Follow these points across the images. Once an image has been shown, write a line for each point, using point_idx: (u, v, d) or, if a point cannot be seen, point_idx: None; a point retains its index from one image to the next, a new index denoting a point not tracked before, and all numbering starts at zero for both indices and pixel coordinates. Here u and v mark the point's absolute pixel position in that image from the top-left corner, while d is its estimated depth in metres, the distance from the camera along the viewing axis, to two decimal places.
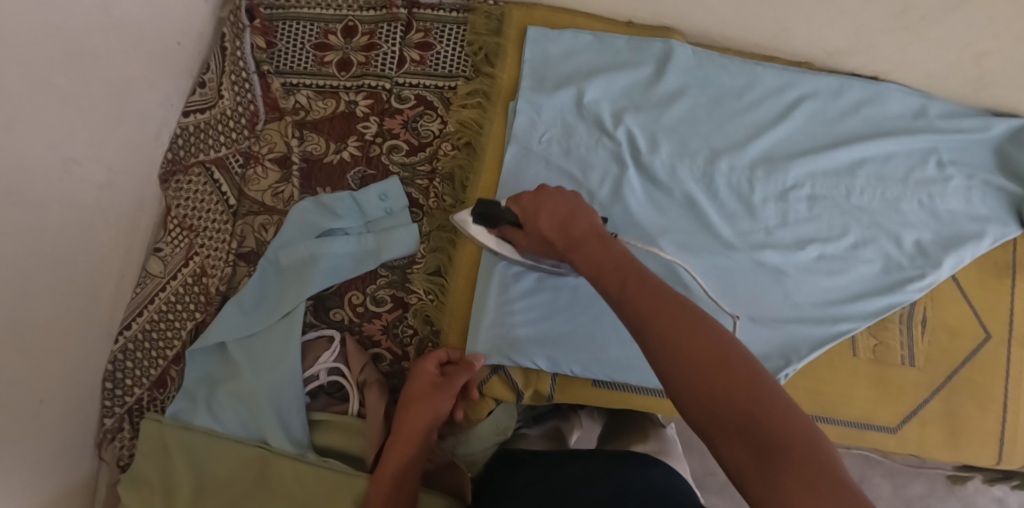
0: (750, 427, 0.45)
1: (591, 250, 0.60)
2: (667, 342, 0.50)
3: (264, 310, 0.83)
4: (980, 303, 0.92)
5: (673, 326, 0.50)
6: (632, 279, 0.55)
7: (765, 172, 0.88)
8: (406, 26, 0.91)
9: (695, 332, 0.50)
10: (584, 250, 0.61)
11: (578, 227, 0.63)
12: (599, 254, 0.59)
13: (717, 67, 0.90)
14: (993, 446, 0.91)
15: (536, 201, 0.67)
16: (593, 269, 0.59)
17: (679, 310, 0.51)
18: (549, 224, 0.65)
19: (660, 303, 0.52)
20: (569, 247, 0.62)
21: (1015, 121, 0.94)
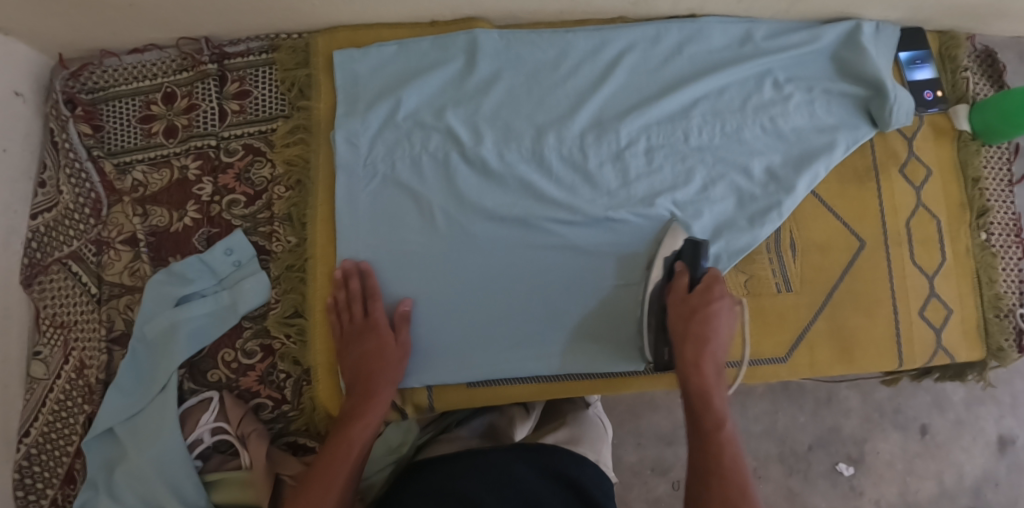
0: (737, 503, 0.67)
1: (706, 372, 0.76)
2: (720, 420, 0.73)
3: (144, 387, 0.85)
4: (846, 213, 0.92)
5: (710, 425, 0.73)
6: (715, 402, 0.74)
7: (598, 136, 0.88)
8: (219, 79, 0.92)
9: (722, 449, 0.71)
10: (703, 369, 0.76)
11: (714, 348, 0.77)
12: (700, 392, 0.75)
13: (526, 43, 0.90)
14: (891, 350, 0.91)
15: (704, 299, 0.78)
16: (686, 386, 0.76)
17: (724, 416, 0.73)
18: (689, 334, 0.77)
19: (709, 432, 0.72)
20: (694, 364, 0.76)
21: (841, 25, 0.94)
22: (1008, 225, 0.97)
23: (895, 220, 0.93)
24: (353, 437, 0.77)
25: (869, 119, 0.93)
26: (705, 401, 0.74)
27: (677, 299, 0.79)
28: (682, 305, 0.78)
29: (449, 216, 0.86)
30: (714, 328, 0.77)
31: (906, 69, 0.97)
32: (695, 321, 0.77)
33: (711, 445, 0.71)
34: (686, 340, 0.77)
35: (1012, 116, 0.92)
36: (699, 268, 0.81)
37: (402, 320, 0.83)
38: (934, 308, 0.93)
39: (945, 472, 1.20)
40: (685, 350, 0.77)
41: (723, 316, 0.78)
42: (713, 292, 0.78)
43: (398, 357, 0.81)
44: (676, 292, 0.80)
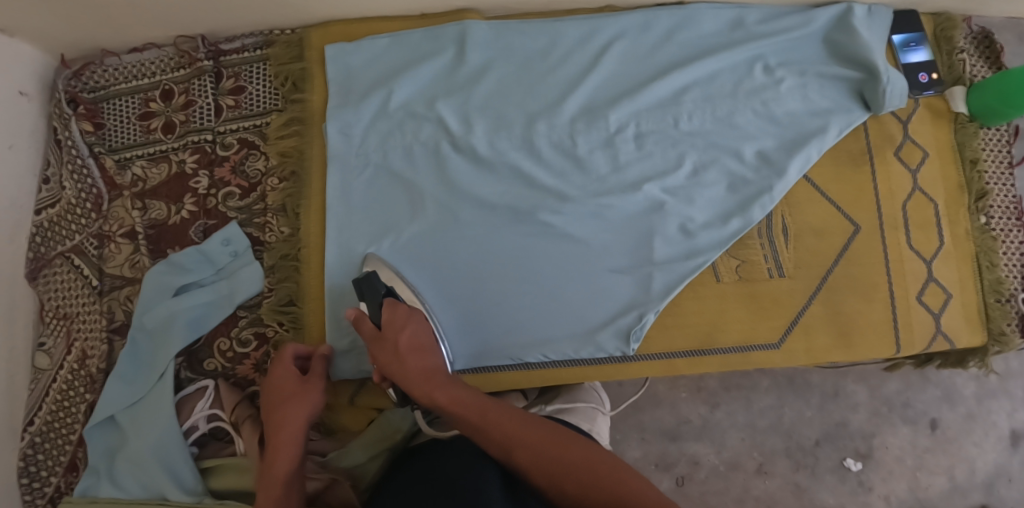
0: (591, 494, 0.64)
1: (439, 386, 0.74)
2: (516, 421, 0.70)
3: (143, 376, 0.87)
4: (839, 196, 0.91)
5: (522, 428, 0.70)
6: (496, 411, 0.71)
7: (588, 123, 0.88)
8: (215, 76, 0.94)
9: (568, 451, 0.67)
10: (435, 380, 0.74)
11: (423, 363, 0.76)
12: (452, 403, 0.72)
13: (515, 33, 0.91)
14: (888, 336, 0.89)
15: (399, 323, 0.78)
16: (432, 403, 0.73)
17: (515, 417, 0.71)
18: (402, 358, 0.76)
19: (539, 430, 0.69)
20: (424, 381, 0.74)
21: (834, 9, 0.93)
22: (1007, 207, 0.96)
23: (891, 203, 0.92)
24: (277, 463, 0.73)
25: (863, 103, 0.92)
26: (461, 408, 0.72)
27: (369, 339, 0.78)
28: (377, 344, 0.77)
29: (441, 206, 0.87)
30: (425, 347, 0.78)
31: (901, 52, 0.96)
32: (400, 352, 0.76)
33: (542, 443, 0.68)
34: (408, 357, 0.76)
35: (1010, 96, 0.90)
36: (378, 300, 0.80)
37: (322, 360, 0.81)
38: (932, 292, 0.91)
39: (956, 467, 1.17)
40: (407, 371, 0.75)
41: (422, 333, 0.78)
42: (400, 321, 0.78)
43: (302, 395, 0.78)
44: (365, 333, 0.78)
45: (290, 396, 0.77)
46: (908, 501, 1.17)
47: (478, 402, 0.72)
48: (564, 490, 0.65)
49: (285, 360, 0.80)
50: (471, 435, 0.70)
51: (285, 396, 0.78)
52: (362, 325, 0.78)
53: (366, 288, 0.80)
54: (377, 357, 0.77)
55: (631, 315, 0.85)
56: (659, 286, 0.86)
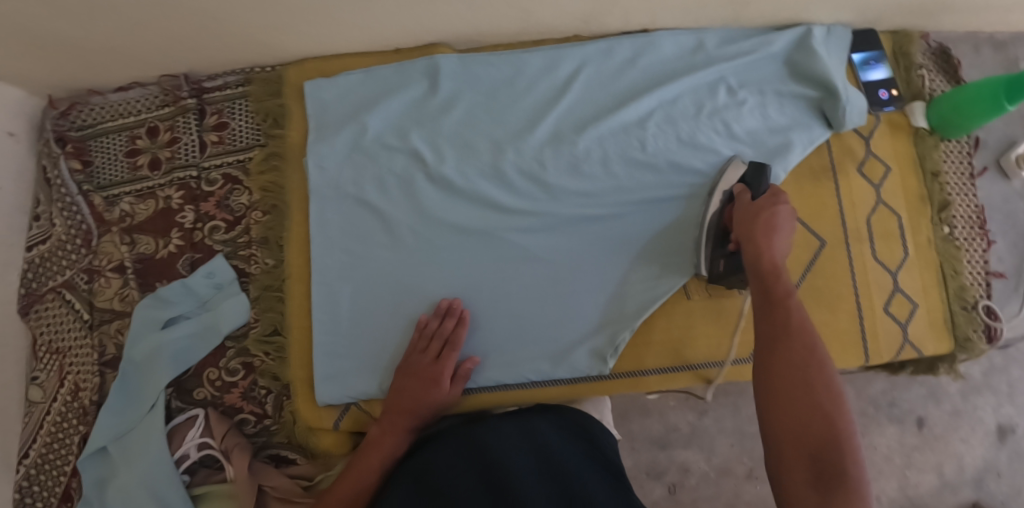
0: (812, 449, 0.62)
1: (791, 292, 0.71)
2: (811, 340, 0.67)
3: (133, 406, 0.89)
4: (802, 210, 0.93)
5: (814, 354, 0.67)
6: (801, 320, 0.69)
7: (558, 149, 0.91)
8: (198, 113, 0.98)
9: (811, 386, 0.65)
10: (781, 277, 0.72)
11: (778, 251, 0.74)
12: (778, 303, 0.70)
13: (484, 63, 0.94)
14: (857, 345, 0.92)
15: (755, 213, 0.77)
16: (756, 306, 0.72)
17: (811, 330, 0.68)
18: (761, 234, 0.75)
19: (809, 353, 0.67)
20: (771, 271, 0.72)
21: (794, 31, 0.96)
22: (970, 217, 1.00)
23: (856, 216, 0.94)
24: (368, 465, 0.79)
25: (825, 120, 0.95)
26: (773, 313, 0.70)
27: (742, 204, 0.80)
28: (744, 212, 0.79)
29: (419, 235, 0.90)
30: (779, 227, 0.76)
31: (860, 70, 0.99)
32: (759, 223, 0.76)
33: (810, 386, 0.65)
34: (760, 231, 0.75)
35: (964, 108, 0.94)
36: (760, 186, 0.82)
37: (462, 375, 0.84)
38: (897, 302, 0.94)
39: (945, 464, 1.20)
40: (754, 238, 0.75)
41: (783, 220, 0.76)
42: (762, 205, 0.77)
43: (434, 399, 0.83)
44: (739, 204, 0.81)
45: (421, 392, 0.82)
46: (898, 499, 1.19)
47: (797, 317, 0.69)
48: (780, 414, 0.65)
49: (438, 346, 0.84)
50: (760, 326, 0.70)
51: (430, 388, 0.83)
52: (741, 193, 0.82)
53: (757, 177, 0.83)
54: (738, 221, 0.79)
55: (603, 337, 0.87)
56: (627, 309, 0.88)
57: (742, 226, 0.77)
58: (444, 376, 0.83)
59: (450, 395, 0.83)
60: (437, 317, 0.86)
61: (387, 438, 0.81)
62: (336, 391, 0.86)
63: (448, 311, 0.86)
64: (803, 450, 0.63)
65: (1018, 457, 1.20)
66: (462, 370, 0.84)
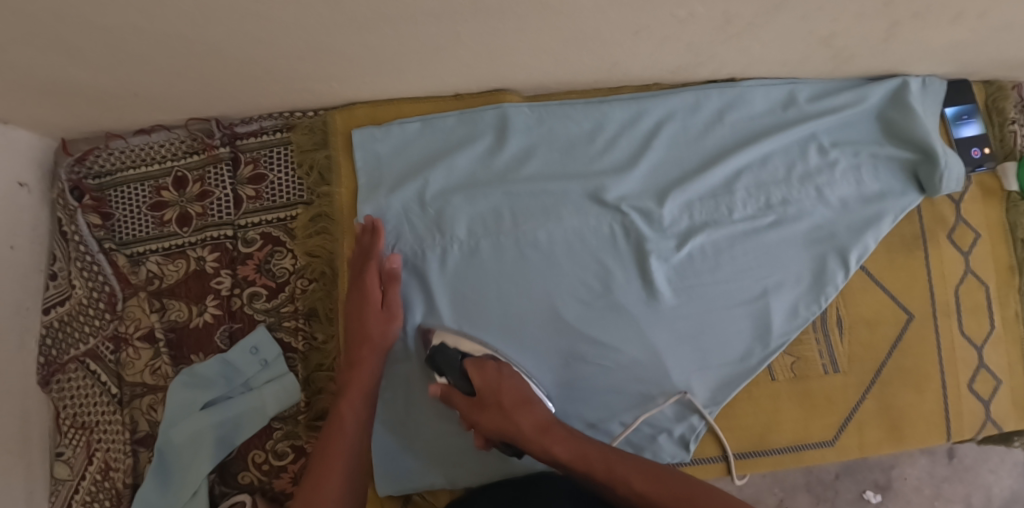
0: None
1: (557, 438, 0.75)
2: (635, 473, 0.73)
3: (173, 492, 0.82)
4: (893, 285, 0.88)
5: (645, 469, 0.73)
6: (599, 465, 0.73)
7: (640, 216, 0.84)
8: (232, 162, 0.88)
9: (670, 488, 0.72)
10: (550, 436, 0.75)
11: (527, 420, 0.75)
12: (559, 442, 0.74)
13: (558, 116, 0.85)
14: (940, 425, 0.88)
15: (486, 380, 0.77)
16: (552, 458, 0.74)
17: (634, 461, 0.74)
18: (490, 414, 0.76)
19: (635, 467, 0.73)
20: (538, 434, 0.75)
21: (889, 84, 0.89)
22: None
23: (945, 290, 0.89)
24: (345, 412, 0.76)
25: (918, 185, 0.89)
26: (583, 460, 0.74)
27: (465, 408, 0.77)
28: (471, 403, 0.77)
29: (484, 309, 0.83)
30: (528, 398, 0.77)
31: (953, 126, 0.92)
32: (495, 383, 0.77)
33: (643, 476, 0.73)
34: (488, 398, 0.76)
35: None
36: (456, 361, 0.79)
37: (392, 277, 0.79)
38: (982, 379, 0.90)
39: (972, 494, 1.22)
40: (519, 428, 0.75)
41: (514, 378, 0.78)
42: (496, 373, 0.78)
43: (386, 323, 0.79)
44: (459, 404, 0.77)
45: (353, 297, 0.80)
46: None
47: (591, 448, 0.75)
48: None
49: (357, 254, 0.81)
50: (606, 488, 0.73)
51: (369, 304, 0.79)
52: (453, 400, 0.78)
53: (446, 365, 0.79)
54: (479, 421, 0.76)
55: (684, 424, 0.83)
56: (707, 393, 0.83)
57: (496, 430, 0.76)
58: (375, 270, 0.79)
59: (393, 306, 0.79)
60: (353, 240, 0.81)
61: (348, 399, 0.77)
62: (401, 481, 0.82)
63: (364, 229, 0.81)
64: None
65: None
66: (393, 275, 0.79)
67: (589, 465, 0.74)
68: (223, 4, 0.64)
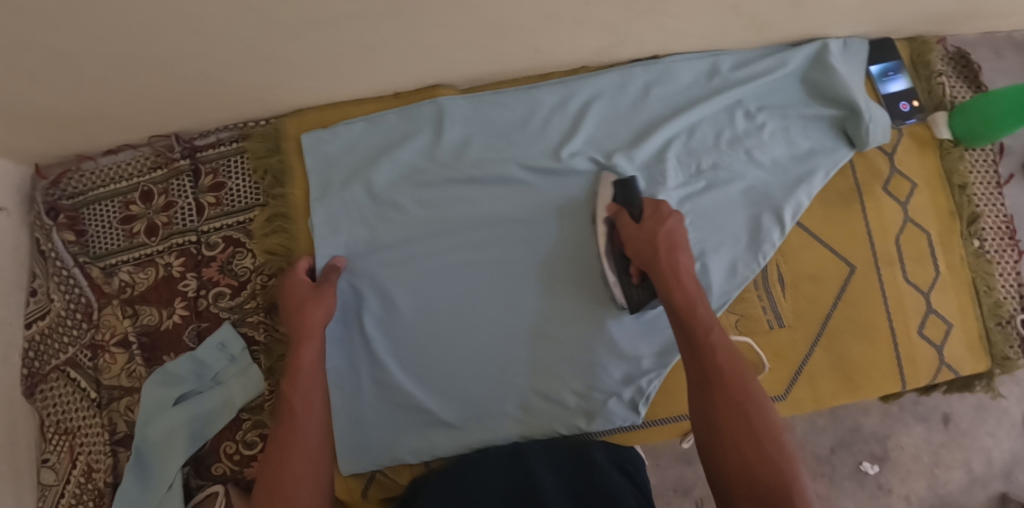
0: (749, 435, 0.66)
1: (687, 288, 0.74)
2: (732, 363, 0.69)
3: (152, 487, 0.86)
4: (833, 239, 0.90)
5: (742, 372, 0.69)
6: (715, 332, 0.71)
7: (580, 190, 0.88)
8: (193, 174, 0.93)
9: (744, 392, 0.68)
10: (682, 284, 0.74)
11: (667, 264, 0.75)
12: (696, 292, 0.74)
13: (492, 104, 0.89)
14: (894, 373, 0.89)
15: (661, 221, 0.78)
16: (667, 300, 0.74)
17: (734, 358, 0.70)
18: (649, 247, 0.77)
19: (729, 355, 0.70)
20: (672, 278, 0.75)
21: (810, 47, 0.92)
22: (999, 228, 0.96)
23: (885, 239, 0.91)
24: (295, 404, 0.78)
25: (847, 139, 0.92)
26: (693, 317, 0.72)
27: (627, 229, 0.79)
28: (641, 234, 0.78)
29: (451, 288, 0.86)
30: (681, 247, 0.77)
31: (879, 83, 0.95)
32: (661, 234, 0.77)
33: (730, 365, 0.69)
34: (662, 248, 0.76)
35: (989, 122, 0.91)
36: (637, 202, 0.82)
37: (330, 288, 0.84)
38: (932, 324, 0.91)
39: (972, 460, 1.24)
40: (658, 261, 0.76)
41: (682, 235, 0.78)
42: (663, 214, 0.79)
43: (315, 322, 0.82)
44: (626, 226, 0.80)
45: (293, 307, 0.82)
46: (927, 497, 1.23)
47: (704, 309, 0.73)
48: (735, 429, 0.66)
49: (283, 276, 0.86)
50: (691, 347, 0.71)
51: (296, 314, 0.82)
52: (622, 217, 0.81)
53: (629, 189, 0.83)
54: (671, 291, 0.74)
55: (634, 387, 0.85)
56: (652, 357, 0.85)
57: (642, 261, 0.77)
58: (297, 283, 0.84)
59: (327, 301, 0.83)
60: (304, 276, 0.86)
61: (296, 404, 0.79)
62: (363, 459, 0.85)
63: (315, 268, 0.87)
64: (733, 417, 0.67)
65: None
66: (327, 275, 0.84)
67: (700, 323, 0.72)
68: (156, 22, 0.69)
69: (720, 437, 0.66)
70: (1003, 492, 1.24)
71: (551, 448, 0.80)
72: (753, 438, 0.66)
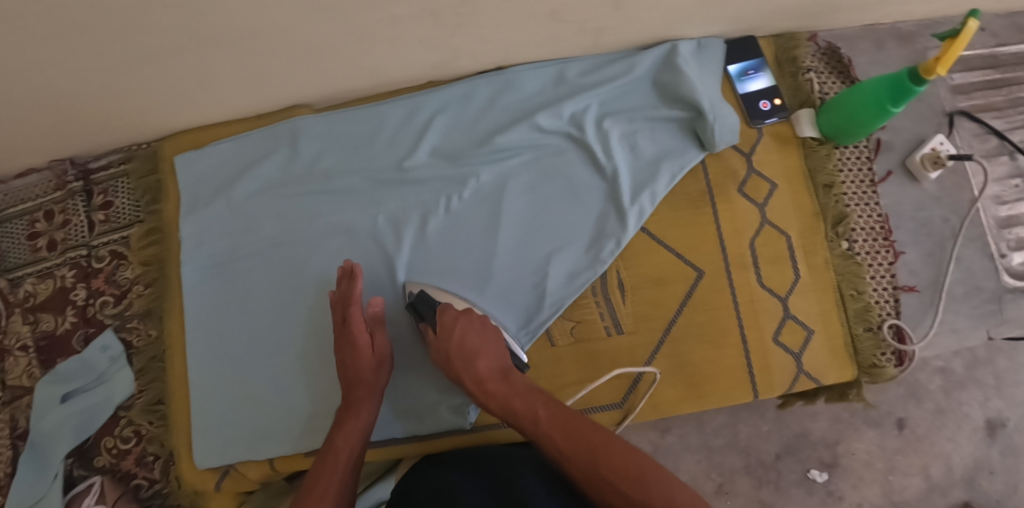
0: (621, 488, 0.69)
1: (495, 390, 0.78)
2: (569, 427, 0.73)
3: (36, 480, 0.93)
4: (678, 241, 0.89)
5: (582, 430, 0.73)
6: (540, 411, 0.75)
7: (423, 199, 0.91)
8: (85, 194, 1.01)
9: (608, 449, 0.71)
10: (489, 389, 0.78)
11: (484, 359, 0.80)
12: (501, 392, 0.78)
13: (343, 121, 0.94)
14: (743, 381, 0.87)
15: (456, 321, 0.82)
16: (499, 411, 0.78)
17: (560, 412, 0.75)
18: (456, 352, 0.80)
19: (561, 418, 0.74)
20: (479, 391, 0.79)
21: (659, 50, 0.92)
22: (872, 228, 0.91)
23: (738, 242, 0.89)
24: (340, 446, 0.80)
25: (698, 141, 0.91)
26: (517, 417, 0.76)
27: (431, 343, 0.82)
28: (439, 351, 0.81)
29: (302, 296, 0.92)
30: (477, 351, 0.80)
31: (737, 82, 0.93)
32: (455, 339, 0.80)
33: (562, 424, 0.74)
34: (459, 363, 0.80)
35: (856, 114, 0.86)
36: (428, 315, 0.84)
37: (377, 322, 0.85)
38: (790, 330, 0.88)
39: (931, 466, 1.16)
40: (455, 361, 0.80)
41: (486, 340, 0.81)
42: (450, 326, 0.81)
43: (372, 362, 0.83)
44: (428, 341, 0.83)
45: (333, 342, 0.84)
46: (883, 505, 1.15)
47: (523, 403, 0.76)
48: (609, 494, 0.69)
49: (335, 305, 0.85)
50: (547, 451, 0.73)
51: (354, 352, 0.83)
52: (426, 336, 0.84)
53: (421, 305, 0.85)
54: (489, 406, 0.78)
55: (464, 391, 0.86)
56: None
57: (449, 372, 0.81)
58: (354, 313, 0.83)
59: (378, 349, 0.84)
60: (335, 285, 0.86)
61: (354, 416, 0.82)
62: (215, 455, 0.89)
63: (343, 273, 0.86)
64: (612, 492, 0.69)
65: (1010, 452, 1.17)
66: (373, 317, 0.85)
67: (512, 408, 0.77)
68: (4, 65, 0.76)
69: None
70: (965, 500, 1.16)
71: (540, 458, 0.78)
72: (620, 491, 0.69)
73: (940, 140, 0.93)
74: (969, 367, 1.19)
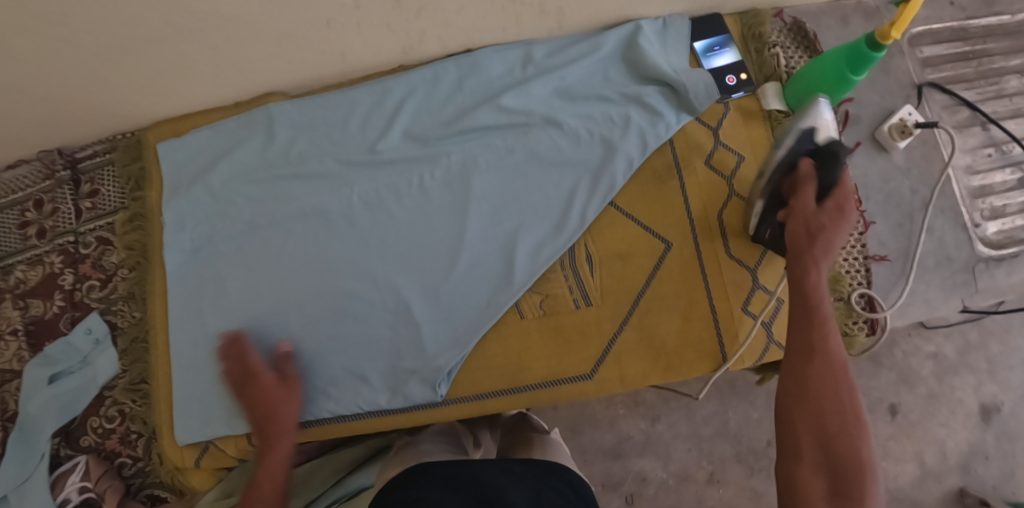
0: (825, 451, 0.66)
1: (822, 251, 0.70)
2: (822, 333, 0.68)
3: (25, 460, 0.96)
4: (644, 214, 0.91)
5: (841, 374, 0.67)
6: (810, 304, 0.69)
7: (394, 179, 0.93)
8: (72, 183, 1.03)
9: (832, 395, 0.67)
10: (815, 243, 0.69)
11: (830, 213, 0.71)
12: (821, 253, 0.70)
13: (317, 106, 0.96)
14: (713, 350, 0.88)
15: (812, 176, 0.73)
16: (795, 255, 0.70)
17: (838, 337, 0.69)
18: (803, 203, 0.72)
19: (813, 318, 0.69)
20: (789, 220, 0.72)
21: (622, 30, 0.94)
22: None
23: (703, 215, 0.90)
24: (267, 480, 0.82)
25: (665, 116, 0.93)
26: (811, 278, 0.69)
27: (801, 192, 0.73)
28: (803, 209, 0.72)
29: (276, 274, 0.93)
30: (841, 209, 0.71)
31: (703, 58, 0.94)
32: (827, 210, 0.71)
33: (827, 349, 0.68)
34: (828, 215, 0.70)
35: (815, 85, 0.87)
36: (817, 162, 0.74)
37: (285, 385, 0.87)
38: (758, 300, 0.89)
39: (925, 452, 1.17)
40: (818, 217, 0.70)
41: (840, 195, 0.72)
42: (827, 204, 0.71)
43: (284, 410, 0.86)
44: (800, 183, 0.74)
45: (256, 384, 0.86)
46: None
47: (819, 286, 0.69)
48: (812, 431, 0.66)
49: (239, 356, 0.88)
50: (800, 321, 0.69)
51: (270, 398, 0.86)
52: (804, 166, 0.74)
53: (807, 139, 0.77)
54: (801, 247, 0.70)
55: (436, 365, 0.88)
56: (451, 337, 0.89)
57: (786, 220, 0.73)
58: (260, 371, 0.86)
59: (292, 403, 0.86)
60: (231, 346, 0.88)
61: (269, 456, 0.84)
62: (195, 432, 0.92)
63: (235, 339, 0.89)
64: (819, 425, 0.66)
65: (1007, 438, 1.17)
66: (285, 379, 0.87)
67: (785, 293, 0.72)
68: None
69: (794, 440, 0.67)
70: (961, 486, 1.17)
71: (512, 471, 0.73)
72: (829, 441, 0.66)
73: (908, 109, 0.94)
74: (963, 353, 1.20)
